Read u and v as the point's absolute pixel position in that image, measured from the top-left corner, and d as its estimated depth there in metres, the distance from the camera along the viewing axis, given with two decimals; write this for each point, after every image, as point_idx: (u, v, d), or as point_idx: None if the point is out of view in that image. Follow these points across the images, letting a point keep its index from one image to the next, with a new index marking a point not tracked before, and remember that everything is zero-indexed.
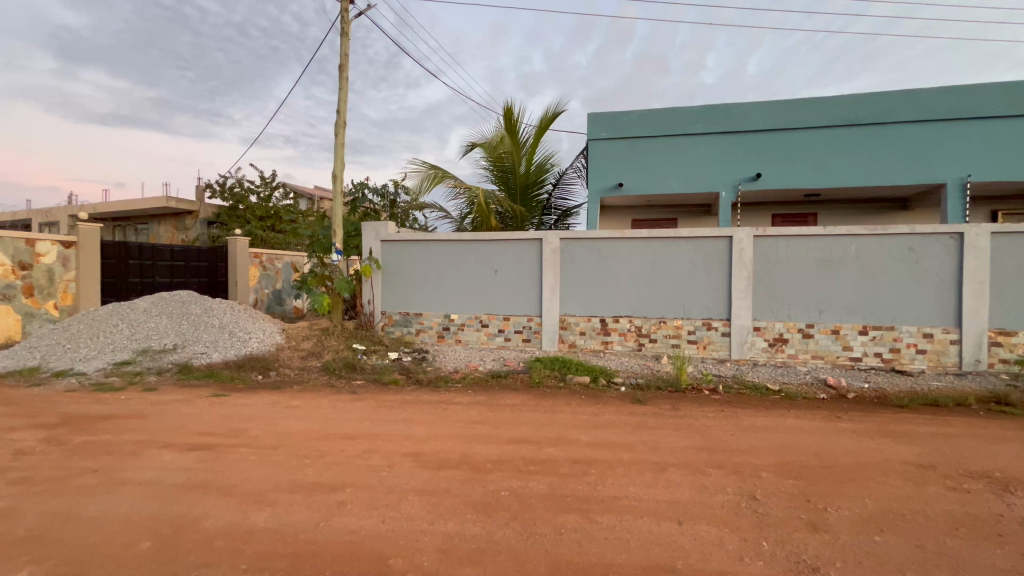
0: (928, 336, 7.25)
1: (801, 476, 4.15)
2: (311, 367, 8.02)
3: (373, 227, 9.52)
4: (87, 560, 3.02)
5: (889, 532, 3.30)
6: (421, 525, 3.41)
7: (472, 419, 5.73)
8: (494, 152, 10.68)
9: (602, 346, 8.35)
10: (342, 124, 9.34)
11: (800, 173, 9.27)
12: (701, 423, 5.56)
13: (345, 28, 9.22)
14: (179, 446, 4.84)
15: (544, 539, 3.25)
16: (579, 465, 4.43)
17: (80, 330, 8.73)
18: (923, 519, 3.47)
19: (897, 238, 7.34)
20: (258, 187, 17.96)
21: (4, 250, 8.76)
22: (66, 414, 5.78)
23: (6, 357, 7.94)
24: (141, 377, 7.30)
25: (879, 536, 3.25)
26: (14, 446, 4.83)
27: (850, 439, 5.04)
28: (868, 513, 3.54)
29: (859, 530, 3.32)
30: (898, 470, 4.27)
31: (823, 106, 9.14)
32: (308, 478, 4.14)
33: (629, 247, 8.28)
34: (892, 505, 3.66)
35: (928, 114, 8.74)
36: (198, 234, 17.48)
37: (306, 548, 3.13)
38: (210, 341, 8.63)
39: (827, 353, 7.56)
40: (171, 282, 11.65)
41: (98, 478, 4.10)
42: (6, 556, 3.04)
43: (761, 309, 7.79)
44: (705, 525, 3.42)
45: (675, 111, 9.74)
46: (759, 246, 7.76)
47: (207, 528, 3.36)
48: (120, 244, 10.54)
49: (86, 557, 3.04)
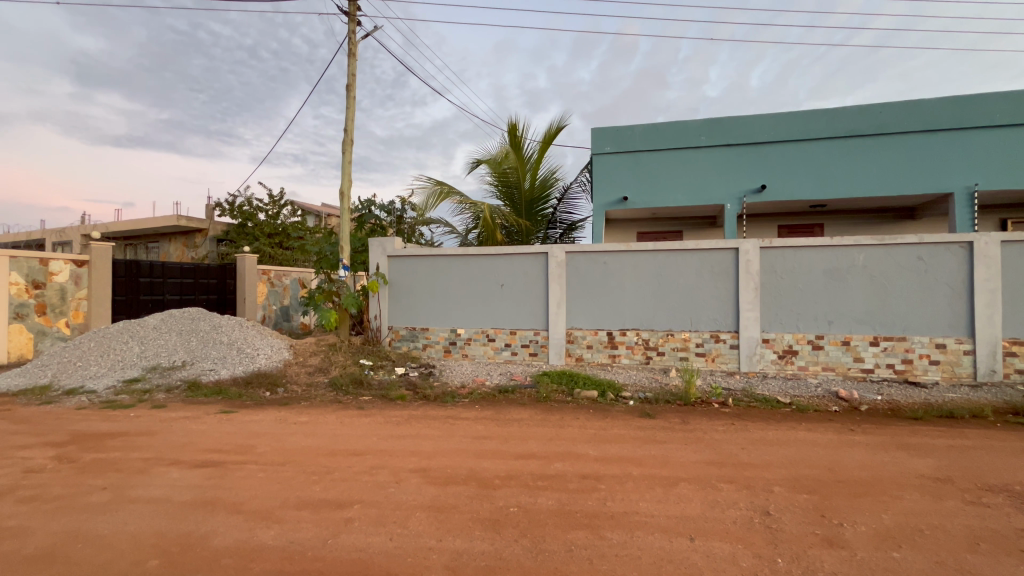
0: (941, 346, 7.17)
1: (815, 491, 4.08)
2: (318, 383, 8.01)
3: (379, 243, 9.57)
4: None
5: (908, 548, 3.24)
6: (429, 542, 3.39)
7: (479, 434, 5.70)
8: (498, 167, 10.79)
9: (609, 359, 8.31)
10: (350, 141, 9.42)
11: (805, 185, 9.25)
12: (712, 437, 5.50)
13: (352, 48, 9.34)
14: (187, 463, 4.86)
15: (554, 556, 3.21)
16: (588, 480, 4.38)
17: (92, 348, 8.80)
18: (942, 534, 3.40)
19: (905, 248, 7.29)
20: (266, 205, 18.12)
21: (16, 269, 8.94)
22: (76, 431, 5.83)
23: (18, 375, 8.02)
24: (150, 394, 7.34)
25: (897, 552, 3.19)
26: (24, 463, 4.88)
27: (864, 452, 4.97)
28: (885, 528, 3.48)
29: (878, 546, 3.26)
30: (914, 484, 4.20)
31: (827, 118, 9.14)
32: (316, 494, 4.13)
33: (635, 260, 8.27)
34: (910, 520, 3.59)
35: (932, 125, 8.72)
36: (206, 252, 17.69)
37: (313, 566, 3.11)
38: (218, 357, 8.68)
39: (837, 365, 7.48)
40: (181, 298, 11.68)
41: (107, 496, 4.12)
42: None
43: (769, 320, 7.74)
44: (718, 540, 3.38)
45: (678, 125, 9.77)
46: (766, 258, 7.74)
47: (214, 545, 3.36)
48: (131, 262, 10.66)
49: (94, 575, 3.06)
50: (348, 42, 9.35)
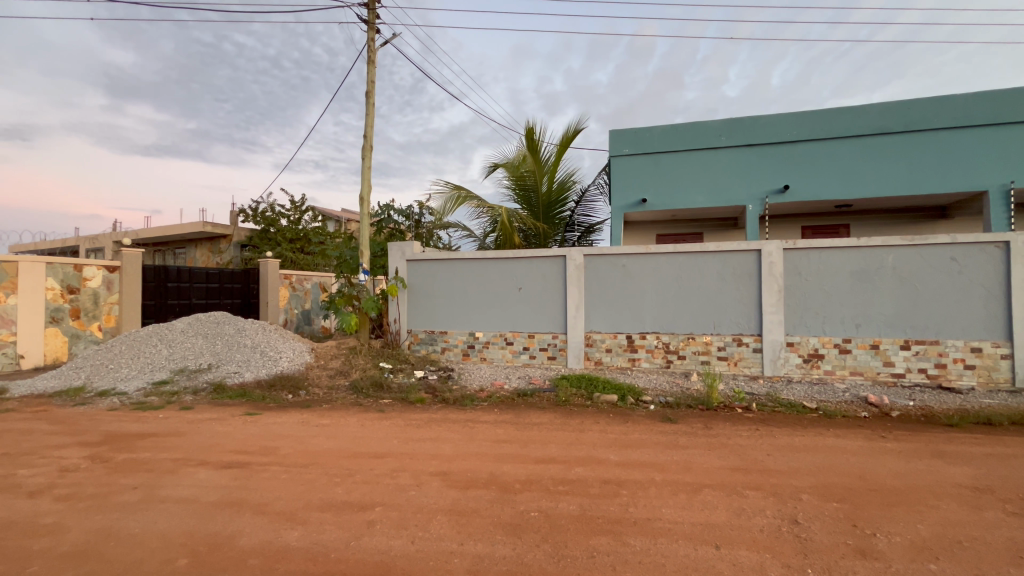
0: (976, 350, 6.91)
1: (846, 500, 3.96)
2: (339, 385, 8.14)
3: (398, 247, 9.66)
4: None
5: (946, 560, 3.11)
6: (451, 546, 3.40)
7: (499, 438, 5.70)
8: (516, 171, 10.80)
9: (629, 363, 8.23)
10: (370, 147, 9.56)
11: (830, 185, 9.04)
12: (736, 442, 5.39)
13: (371, 56, 9.48)
14: (213, 464, 4.97)
15: (576, 562, 3.18)
16: (609, 485, 4.34)
17: (123, 350, 9.10)
18: (983, 546, 3.26)
19: (937, 248, 7.05)
20: (288, 211, 18.48)
21: (52, 275, 9.32)
22: (108, 432, 6.03)
23: (54, 377, 8.33)
24: (178, 395, 7.57)
25: (934, 564, 3.07)
26: (60, 463, 5.06)
27: (897, 459, 4.81)
28: (921, 540, 3.35)
29: (913, 558, 3.14)
30: (951, 494, 4.04)
31: (853, 115, 8.90)
32: (339, 496, 4.18)
33: (655, 262, 8.18)
34: (948, 532, 3.45)
35: (966, 121, 8.43)
36: (231, 257, 18.05)
37: (337, 567, 3.15)
38: (243, 360, 8.88)
39: (866, 369, 7.26)
40: (207, 303, 11.97)
41: (138, 495, 4.24)
42: (54, 571, 3.16)
43: (793, 323, 7.56)
44: (745, 549, 3.30)
45: (698, 125, 9.65)
46: (790, 259, 7.57)
47: (241, 545, 3.42)
48: (160, 268, 10.98)
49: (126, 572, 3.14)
50: (367, 51, 9.49)
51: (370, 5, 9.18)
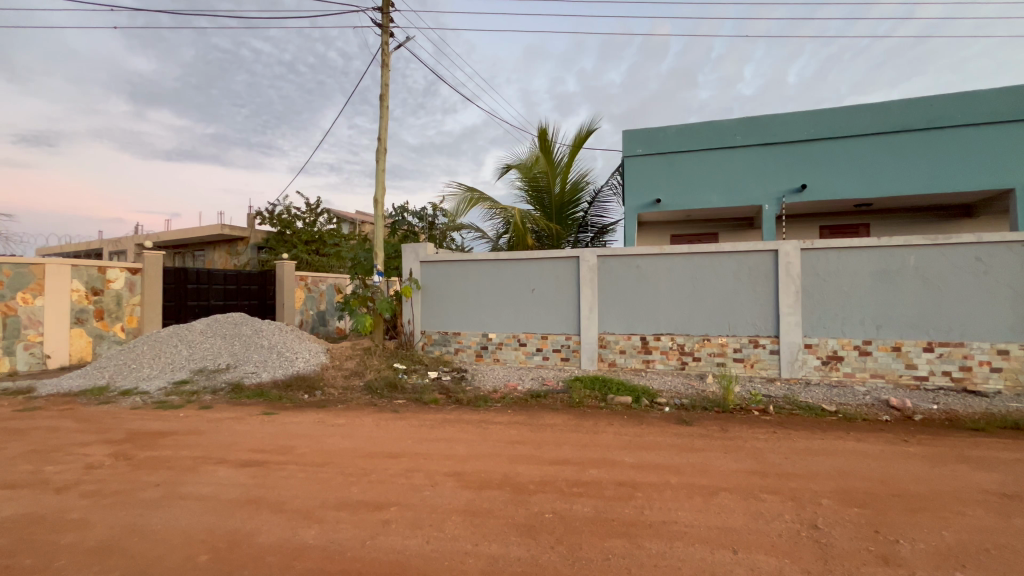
0: (1003, 352, 6.71)
1: (868, 505, 3.88)
2: (354, 386, 8.22)
3: (412, 248, 9.73)
4: (148, 571, 3.17)
5: (973, 568, 3.03)
6: (466, 546, 3.41)
7: (513, 439, 5.70)
8: (528, 172, 10.79)
9: (643, 364, 8.17)
10: (383, 150, 9.65)
11: (849, 183, 8.87)
12: (753, 445, 5.32)
13: (385, 59, 9.55)
14: (232, 462, 5.06)
15: (591, 564, 3.17)
16: (624, 487, 4.32)
17: (145, 351, 9.30)
18: (1011, 554, 3.17)
19: (961, 247, 6.87)
20: (303, 213, 18.73)
21: (77, 277, 9.56)
22: (130, 430, 6.17)
23: (79, 376, 8.54)
24: (198, 395, 7.72)
25: (959, 572, 3.00)
26: (85, 460, 5.19)
27: (920, 464, 4.70)
28: (946, 547, 3.27)
29: (938, 565, 3.07)
30: (978, 500, 3.93)
31: (873, 112, 8.71)
32: (354, 496, 4.22)
33: (670, 263, 8.10)
34: (974, 539, 3.36)
35: (993, 117, 8.20)
36: (248, 258, 18.36)
37: (353, 566, 3.18)
38: (260, 361, 9.01)
39: (887, 371, 7.10)
40: (225, 304, 12.18)
41: (160, 492, 4.34)
42: (80, 565, 3.25)
43: (811, 324, 7.43)
44: (762, 554, 3.26)
45: (712, 124, 9.54)
46: (807, 259, 7.44)
47: (259, 543, 3.48)
48: (180, 269, 11.20)
49: (148, 567, 3.21)
50: (381, 54, 9.56)
51: (384, 9, 9.24)
